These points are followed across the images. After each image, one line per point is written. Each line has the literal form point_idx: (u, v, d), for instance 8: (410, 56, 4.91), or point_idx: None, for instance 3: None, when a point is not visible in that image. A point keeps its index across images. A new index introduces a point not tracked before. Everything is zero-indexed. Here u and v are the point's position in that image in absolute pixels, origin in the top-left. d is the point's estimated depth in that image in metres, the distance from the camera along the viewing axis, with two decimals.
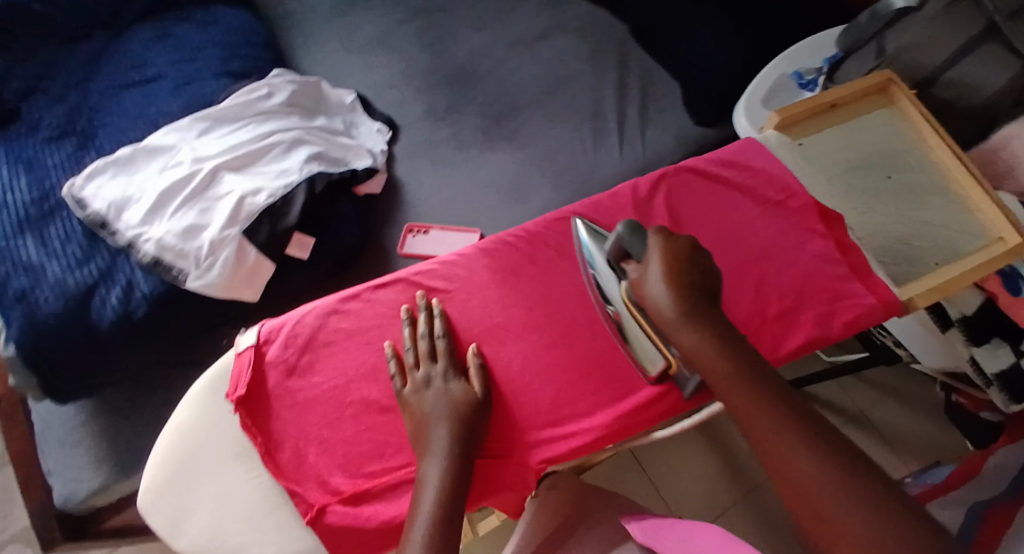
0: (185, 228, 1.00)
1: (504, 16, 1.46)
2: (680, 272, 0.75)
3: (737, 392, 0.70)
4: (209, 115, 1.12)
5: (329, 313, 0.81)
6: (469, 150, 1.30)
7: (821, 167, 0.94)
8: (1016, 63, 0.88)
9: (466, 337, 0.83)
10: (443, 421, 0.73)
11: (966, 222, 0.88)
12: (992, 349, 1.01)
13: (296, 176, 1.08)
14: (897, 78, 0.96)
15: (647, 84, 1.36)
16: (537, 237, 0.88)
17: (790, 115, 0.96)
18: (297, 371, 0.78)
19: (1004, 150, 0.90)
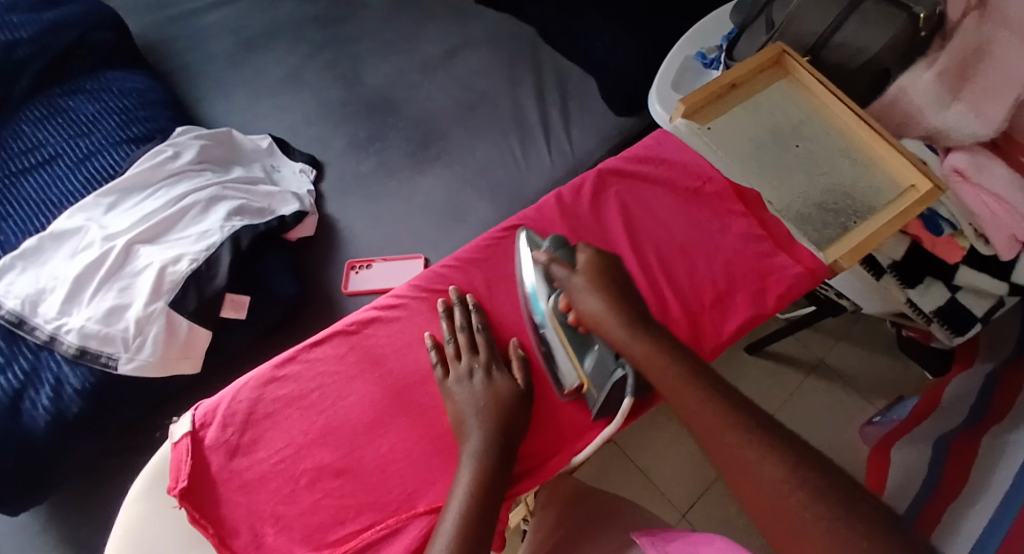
0: (106, 311, 0.95)
1: (411, 35, 1.44)
2: (606, 285, 0.77)
3: (692, 390, 0.68)
4: (115, 189, 1.07)
5: (267, 381, 0.77)
6: (399, 176, 1.28)
7: (732, 148, 0.91)
8: (900, 15, 0.91)
9: (408, 382, 0.78)
10: (479, 416, 0.73)
11: (874, 177, 0.89)
12: (924, 286, 1.04)
13: (218, 236, 1.04)
14: (789, 49, 0.93)
15: (564, 84, 1.36)
16: (471, 262, 0.86)
17: (695, 100, 0.91)
18: (241, 450, 0.74)
19: (902, 99, 0.94)
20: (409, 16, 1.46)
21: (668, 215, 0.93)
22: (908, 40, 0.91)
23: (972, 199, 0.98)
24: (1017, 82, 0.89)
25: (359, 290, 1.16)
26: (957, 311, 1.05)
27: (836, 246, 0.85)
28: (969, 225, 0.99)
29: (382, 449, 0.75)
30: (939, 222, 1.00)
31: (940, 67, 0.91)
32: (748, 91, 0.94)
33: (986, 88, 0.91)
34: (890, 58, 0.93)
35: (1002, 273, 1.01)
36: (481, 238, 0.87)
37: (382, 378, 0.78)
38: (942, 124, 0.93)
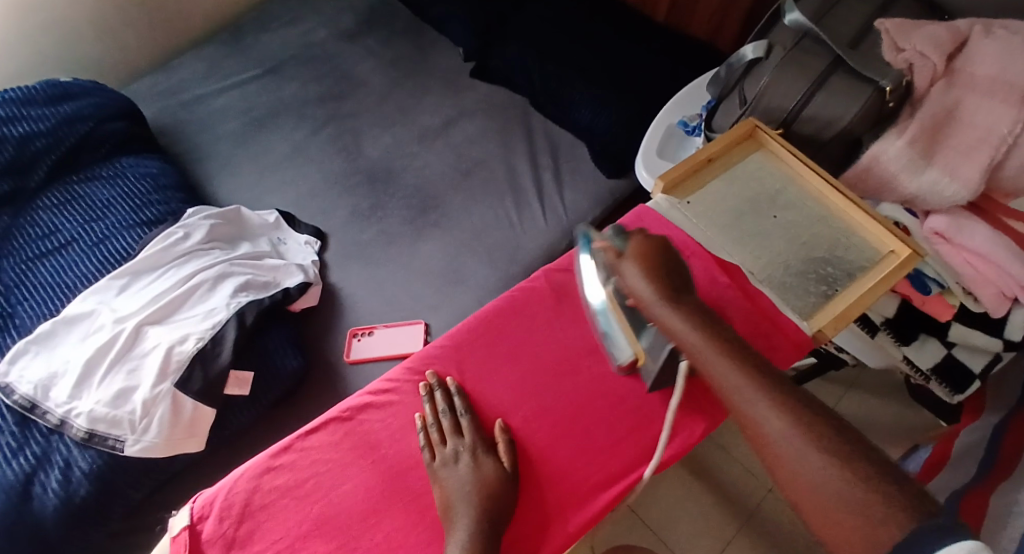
0: (115, 393, 0.99)
1: (409, 108, 1.49)
2: (655, 269, 0.78)
3: (723, 368, 0.71)
4: (127, 270, 1.12)
5: (263, 471, 0.76)
6: (401, 243, 1.32)
7: (712, 220, 0.94)
8: (865, 88, 0.94)
9: (403, 469, 0.76)
10: (467, 502, 0.72)
11: (858, 242, 0.91)
12: (919, 344, 1.06)
13: (224, 313, 1.07)
14: (761, 124, 0.97)
15: (556, 150, 1.42)
16: (461, 344, 0.83)
17: (672, 176, 0.95)
18: (237, 544, 0.73)
19: (876, 166, 0.97)
20: (406, 90, 1.51)
21: None
22: (877, 110, 0.94)
23: (954, 258, 0.99)
24: (986, 145, 0.92)
25: (361, 357, 1.19)
26: (954, 368, 1.05)
27: (819, 317, 0.86)
28: (955, 284, 1.00)
29: (376, 540, 0.72)
30: (926, 282, 1.01)
31: (910, 135, 0.94)
32: (725, 164, 0.97)
33: (956, 152, 0.94)
34: (860, 128, 0.97)
35: (996, 330, 1.00)
36: (471, 317, 0.84)
37: (376, 465, 0.76)
38: (917, 189, 0.96)
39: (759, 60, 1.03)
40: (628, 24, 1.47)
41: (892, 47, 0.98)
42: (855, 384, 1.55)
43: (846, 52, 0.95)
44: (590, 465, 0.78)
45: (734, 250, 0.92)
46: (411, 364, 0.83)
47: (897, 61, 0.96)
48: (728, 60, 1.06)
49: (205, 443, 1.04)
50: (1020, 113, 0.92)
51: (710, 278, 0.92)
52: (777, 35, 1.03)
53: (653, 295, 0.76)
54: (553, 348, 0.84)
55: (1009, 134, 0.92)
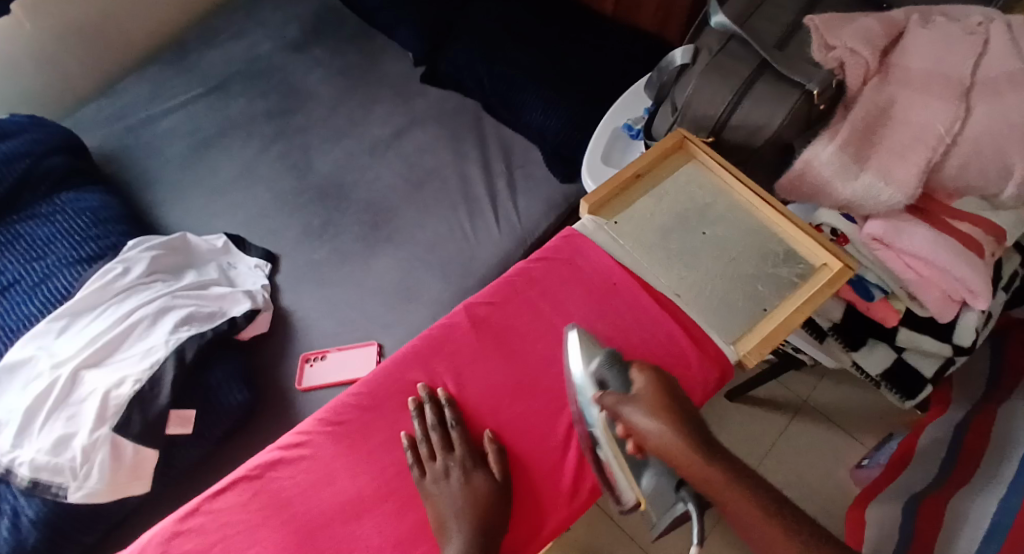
0: (54, 441, 0.99)
1: (358, 119, 1.45)
2: (665, 408, 0.75)
3: (738, 495, 0.72)
4: (66, 311, 1.11)
5: (172, 534, 0.74)
6: (353, 260, 1.29)
7: (639, 241, 0.90)
8: (792, 93, 0.94)
9: (321, 521, 0.74)
10: (460, 516, 0.72)
11: (787, 255, 0.88)
12: (868, 349, 1.03)
13: (163, 351, 1.07)
14: (689, 134, 0.94)
15: (509, 156, 1.38)
16: (377, 391, 0.80)
17: (597, 197, 0.91)
18: None
19: (810, 172, 0.93)
20: (354, 101, 1.47)
21: (582, 316, 0.87)
22: (808, 112, 0.94)
23: (896, 263, 0.95)
24: (923, 144, 0.89)
25: (312, 384, 1.17)
26: (904, 372, 1.03)
27: (745, 340, 0.84)
28: (900, 289, 0.97)
29: None
30: (869, 288, 0.98)
31: (842, 138, 0.91)
32: (653, 179, 0.95)
33: (891, 152, 0.91)
34: (790, 133, 0.96)
35: (945, 333, 0.99)
36: (388, 361, 0.82)
37: (286, 523, 0.74)
38: (852, 194, 0.92)
39: (688, 65, 1.02)
40: (578, 19, 1.42)
41: (822, 45, 0.93)
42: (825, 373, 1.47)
43: (771, 55, 0.94)
44: (580, 470, 0.78)
45: (663, 271, 0.88)
46: (325, 415, 0.79)
47: (827, 60, 0.93)
48: (659, 66, 1.06)
49: (154, 482, 1.05)
50: (958, 108, 0.89)
51: (638, 304, 0.88)
52: (704, 38, 1.02)
53: (666, 434, 0.74)
54: (477, 387, 0.82)
55: (946, 133, 0.89)
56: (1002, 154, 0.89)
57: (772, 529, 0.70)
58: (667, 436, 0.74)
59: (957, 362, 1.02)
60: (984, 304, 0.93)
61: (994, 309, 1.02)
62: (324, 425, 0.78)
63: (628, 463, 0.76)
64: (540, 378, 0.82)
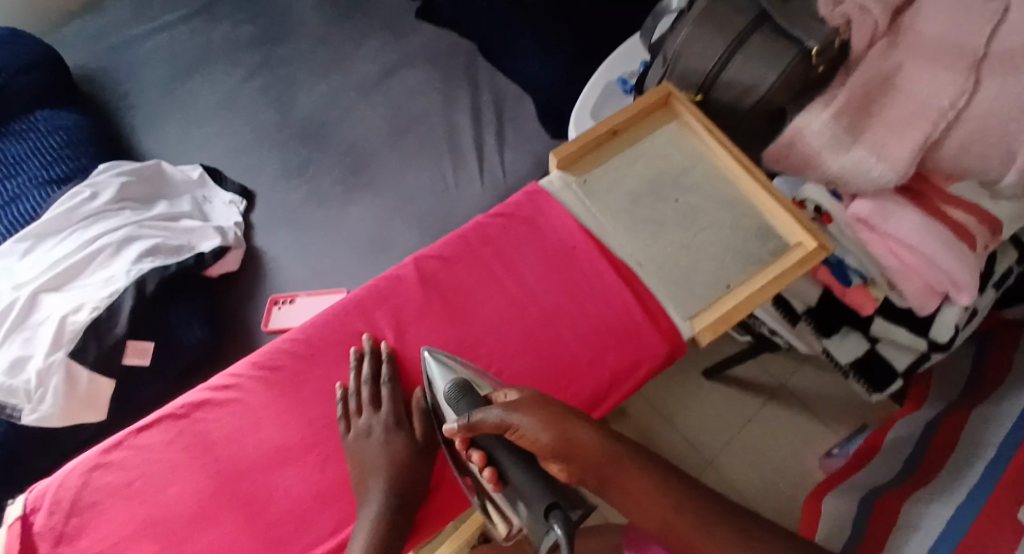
0: (9, 362, 0.98)
1: (346, 57, 1.40)
2: (543, 411, 0.70)
3: (630, 475, 0.70)
4: (32, 233, 1.10)
5: (94, 467, 0.73)
6: (330, 204, 1.25)
7: (608, 202, 0.86)
8: (789, 49, 0.86)
9: (242, 468, 0.73)
10: (379, 475, 0.71)
11: (760, 231, 0.84)
12: (840, 338, 1.00)
13: (123, 282, 1.04)
14: (674, 89, 0.88)
15: (500, 105, 1.31)
16: (315, 342, 0.79)
17: (570, 151, 0.87)
18: (65, 539, 0.71)
19: (799, 141, 0.87)
20: (344, 36, 1.42)
21: (535, 280, 0.84)
22: (804, 74, 0.87)
23: (879, 247, 0.90)
24: (922, 118, 0.82)
25: (278, 327, 1.14)
26: (875, 364, 0.99)
27: (703, 317, 0.80)
28: (879, 275, 0.92)
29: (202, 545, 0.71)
30: (848, 272, 0.94)
31: (837, 105, 0.84)
32: (630, 138, 0.90)
33: (889, 126, 0.83)
34: (783, 96, 0.89)
35: (921, 327, 0.94)
36: (328, 311, 0.80)
37: (210, 467, 0.73)
38: (840, 168, 0.86)
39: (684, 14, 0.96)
40: None
41: (830, 1, 0.87)
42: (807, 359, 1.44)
43: (772, 8, 0.88)
44: None
45: (628, 239, 0.85)
46: (260, 361, 0.78)
47: (832, 17, 0.86)
48: (656, 14, 1.01)
49: (110, 411, 1.04)
50: (965, 81, 0.80)
51: (596, 270, 0.83)
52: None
53: (545, 437, 0.68)
54: (418, 346, 0.80)
55: (950, 107, 0.81)
56: (1005, 137, 0.80)
57: (662, 499, 0.70)
58: (551, 444, 0.68)
59: (932, 359, 0.98)
60: (968, 300, 0.88)
61: (980, 308, 0.97)
62: (259, 372, 0.77)
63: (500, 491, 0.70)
64: (481, 343, 0.81)
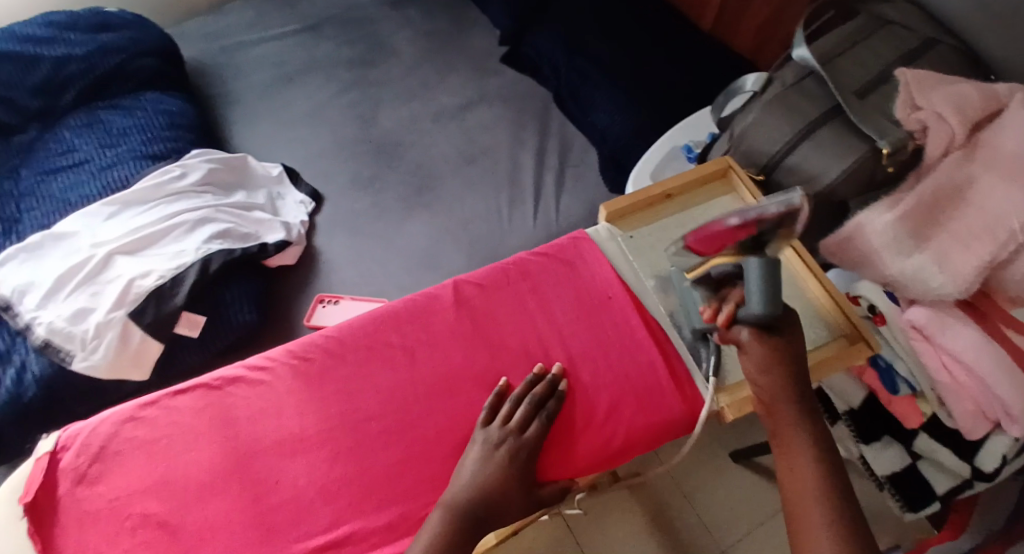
0: (74, 311, 1.05)
1: (432, 85, 1.48)
2: (774, 348, 0.73)
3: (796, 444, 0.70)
4: (120, 199, 1.19)
5: (126, 420, 0.78)
6: (390, 218, 1.31)
7: (650, 260, 0.88)
8: (860, 145, 0.90)
9: (255, 447, 0.76)
10: (466, 491, 0.73)
11: (806, 320, 0.86)
12: (882, 448, 0.96)
13: (191, 258, 1.12)
14: (735, 164, 0.92)
15: (566, 151, 1.35)
16: (345, 342, 0.83)
17: (618, 208, 0.90)
18: (86, 480, 0.76)
19: (859, 236, 0.88)
20: (432, 66, 1.50)
21: (565, 321, 0.85)
22: (872, 170, 0.90)
23: (930, 359, 0.88)
24: (990, 236, 0.80)
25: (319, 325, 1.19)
26: (913, 480, 0.94)
27: (727, 392, 0.79)
28: (929, 389, 0.89)
29: (204, 515, 0.73)
30: (896, 380, 0.91)
31: (901, 209, 0.84)
32: (683, 203, 0.92)
33: (955, 238, 0.83)
34: (847, 191, 0.91)
35: (965, 450, 0.88)
36: (362, 316, 0.84)
37: (227, 440, 0.77)
38: (900, 272, 0.86)
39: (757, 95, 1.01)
40: (671, 28, 1.37)
41: (908, 103, 0.88)
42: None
43: (846, 102, 0.91)
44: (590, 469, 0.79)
45: (660, 297, 0.86)
46: (292, 352, 0.82)
47: (908, 121, 0.87)
48: (727, 88, 1.07)
49: (154, 372, 1.10)
50: None
51: (627, 322, 0.84)
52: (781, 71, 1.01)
53: (756, 358, 0.74)
54: (437, 364, 0.82)
55: (1019, 230, 0.79)
56: None
57: (805, 484, 0.69)
58: (764, 378, 0.73)
59: (975, 488, 0.91)
60: (1020, 432, 0.83)
61: None
62: (289, 362, 0.81)
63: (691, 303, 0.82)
64: (501, 372, 0.82)
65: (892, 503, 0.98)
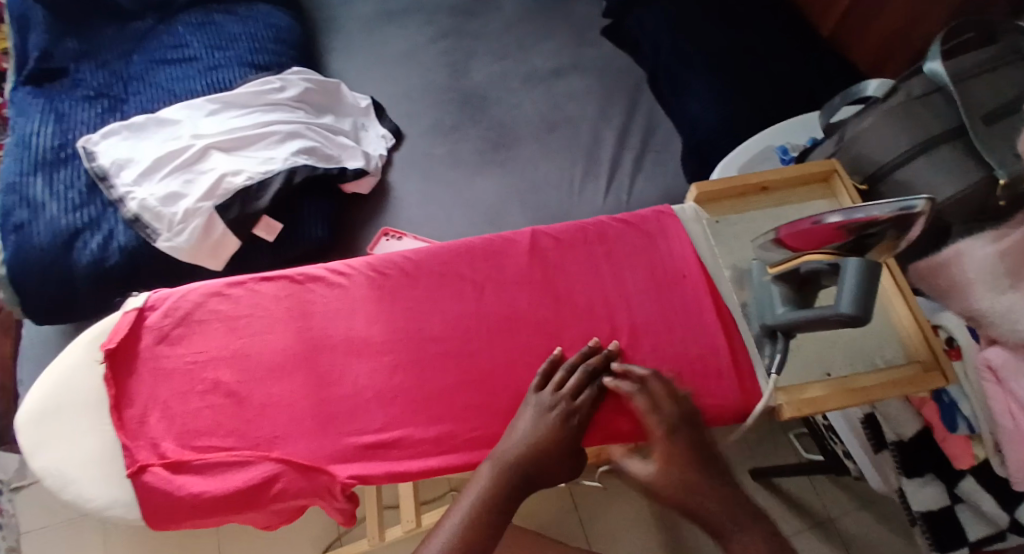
0: (167, 193, 1.12)
1: (527, 47, 1.50)
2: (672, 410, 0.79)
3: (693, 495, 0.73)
4: (222, 99, 1.25)
5: (213, 294, 0.84)
6: (462, 168, 1.33)
7: (732, 249, 0.94)
8: (975, 173, 0.92)
9: (326, 345, 0.83)
10: (518, 448, 0.76)
11: (885, 338, 0.89)
12: (923, 482, 0.96)
13: (279, 166, 1.18)
14: (841, 169, 0.96)
15: (649, 135, 1.36)
16: (424, 267, 0.88)
17: (711, 191, 0.95)
18: (167, 339, 0.82)
19: (954, 263, 0.91)
20: (531, 28, 1.53)
21: (635, 290, 0.89)
22: (982, 199, 0.92)
23: (997, 402, 0.88)
24: None
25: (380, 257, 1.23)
26: (948, 521, 0.95)
27: (789, 392, 0.84)
28: (988, 434, 0.91)
29: (270, 395, 0.80)
30: (958, 418, 0.93)
31: (1005, 244, 0.88)
32: (779, 197, 0.97)
33: None
34: (954, 214, 0.94)
35: (1007, 501, 0.93)
36: (446, 245, 0.89)
37: (302, 332, 0.83)
38: (989, 307, 0.88)
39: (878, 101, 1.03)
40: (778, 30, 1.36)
41: None
42: (871, 504, 1.41)
43: (971, 127, 0.92)
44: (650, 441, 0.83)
45: (735, 288, 0.91)
46: (373, 266, 0.88)
47: None
48: (846, 90, 1.08)
49: (226, 265, 1.17)
50: None
51: (696, 303, 0.88)
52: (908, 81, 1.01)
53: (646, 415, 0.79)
54: (507, 305, 0.86)
55: None
56: None
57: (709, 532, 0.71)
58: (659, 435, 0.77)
59: (1004, 541, 0.96)
60: None
61: None
62: (370, 273, 0.87)
63: (781, 292, 0.83)
64: (563, 323, 0.86)
65: (919, 539, 0.98)
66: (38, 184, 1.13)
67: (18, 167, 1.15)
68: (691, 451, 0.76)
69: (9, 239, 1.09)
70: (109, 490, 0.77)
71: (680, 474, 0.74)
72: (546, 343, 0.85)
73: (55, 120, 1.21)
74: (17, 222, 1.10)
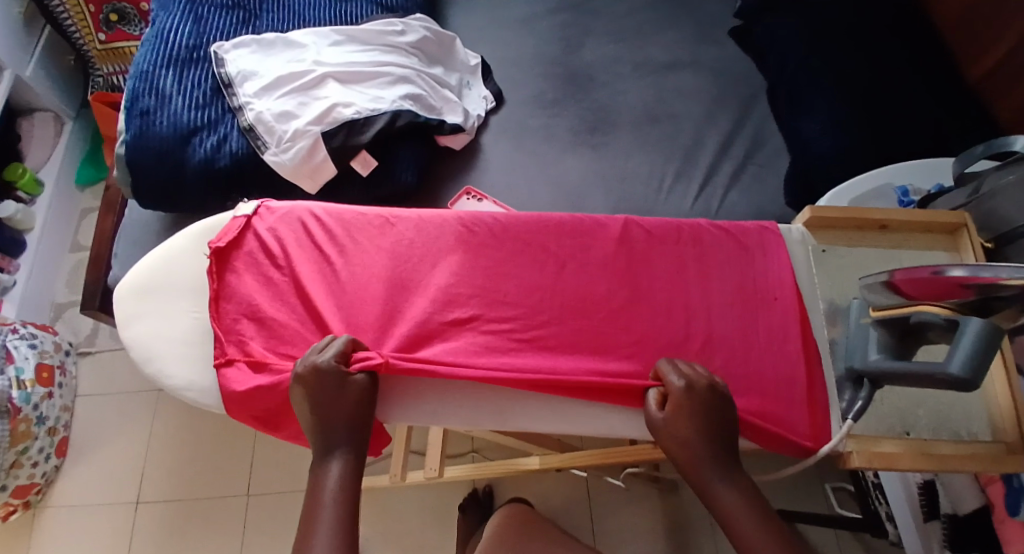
0: (282, 111, 1.17)
1: (646, 35, 1.50)
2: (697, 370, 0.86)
3: (692, 436, 0.81)
4: (347, 32, 1.29)
5: (314, 217, 0.98)
6: (557, 144, 1.35)
7: (832, 280, 0.97)
8: None
9: (409, 283, 0.94)
10: (315, 429, 0.82)
11: (969, 408, 0.89)
12: None
13: (386, 106, 1.21)
14: (970, 224, 0.96)
15: (753, 148, 1.34)
16: (509, 230, 0.97)
17: (824, 218, 0.98)
18: (269, 248, 0.96)
19: None
20: (652, 17, 1.52)
21: (716, 298, 0.95)
22: None
23: None
24: None
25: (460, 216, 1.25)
26: None
27: (860, 440, 0.87)
28: None
29: (348, 315, 0.92)
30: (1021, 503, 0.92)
31: None
32: (896, 237, 0.99)
33: None
34: None
35: None
36: (537, 215, 0.99)
37: (387, 265, 0.95)
38: None
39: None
40: (912, 66, 1.31)
41: None
42: None
43: None
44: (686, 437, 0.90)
45: (827, 324, 0.95)
46: (463, 220, 0.98)
47: None
48: (990, 139, 0.97)
49: (320, 190, 1.22)
50: None
51: (779, 327, 0.93)
52: None
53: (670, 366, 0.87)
54: (582, 282, 0.95)
55: None
56: None
57: (704, 469, 0.80)
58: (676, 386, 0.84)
59: None
60: None
61: None
62: (457, 225, 0.98)
63: (880, 338, 0.85)
64: (636, 311, 0.93)
65: None
66: (168, 77, 1.20)
67: (152, 58, 1.22)
68: (704, 396, 0.83)
69: (132, 122, 1.16)
70: (185, 372, 0.94)
71: (690, 427, 0.82)
72: (616, 328, 0.93)
73: (193, 21, 1.27)
74: (143, 109, 1.17)
